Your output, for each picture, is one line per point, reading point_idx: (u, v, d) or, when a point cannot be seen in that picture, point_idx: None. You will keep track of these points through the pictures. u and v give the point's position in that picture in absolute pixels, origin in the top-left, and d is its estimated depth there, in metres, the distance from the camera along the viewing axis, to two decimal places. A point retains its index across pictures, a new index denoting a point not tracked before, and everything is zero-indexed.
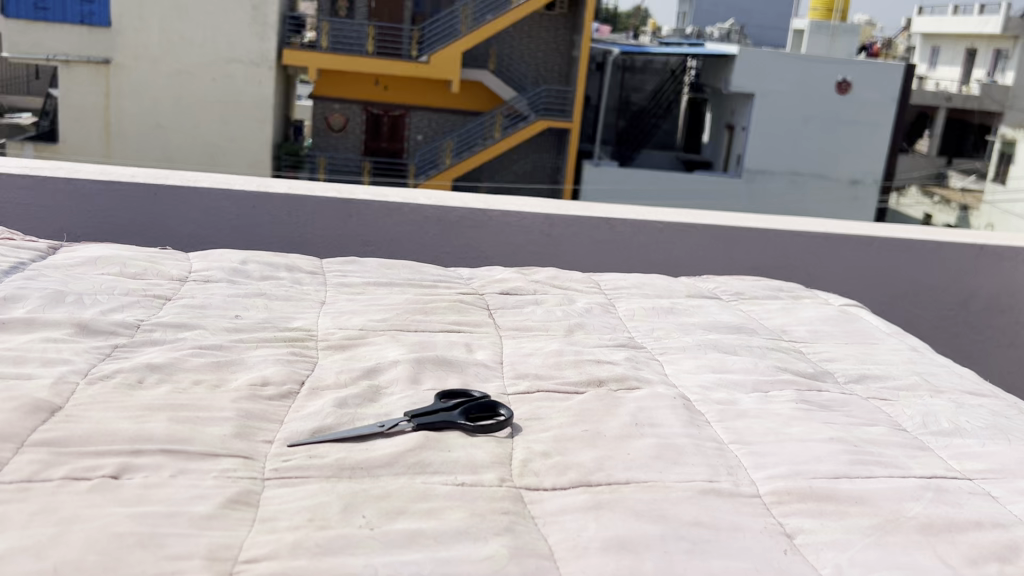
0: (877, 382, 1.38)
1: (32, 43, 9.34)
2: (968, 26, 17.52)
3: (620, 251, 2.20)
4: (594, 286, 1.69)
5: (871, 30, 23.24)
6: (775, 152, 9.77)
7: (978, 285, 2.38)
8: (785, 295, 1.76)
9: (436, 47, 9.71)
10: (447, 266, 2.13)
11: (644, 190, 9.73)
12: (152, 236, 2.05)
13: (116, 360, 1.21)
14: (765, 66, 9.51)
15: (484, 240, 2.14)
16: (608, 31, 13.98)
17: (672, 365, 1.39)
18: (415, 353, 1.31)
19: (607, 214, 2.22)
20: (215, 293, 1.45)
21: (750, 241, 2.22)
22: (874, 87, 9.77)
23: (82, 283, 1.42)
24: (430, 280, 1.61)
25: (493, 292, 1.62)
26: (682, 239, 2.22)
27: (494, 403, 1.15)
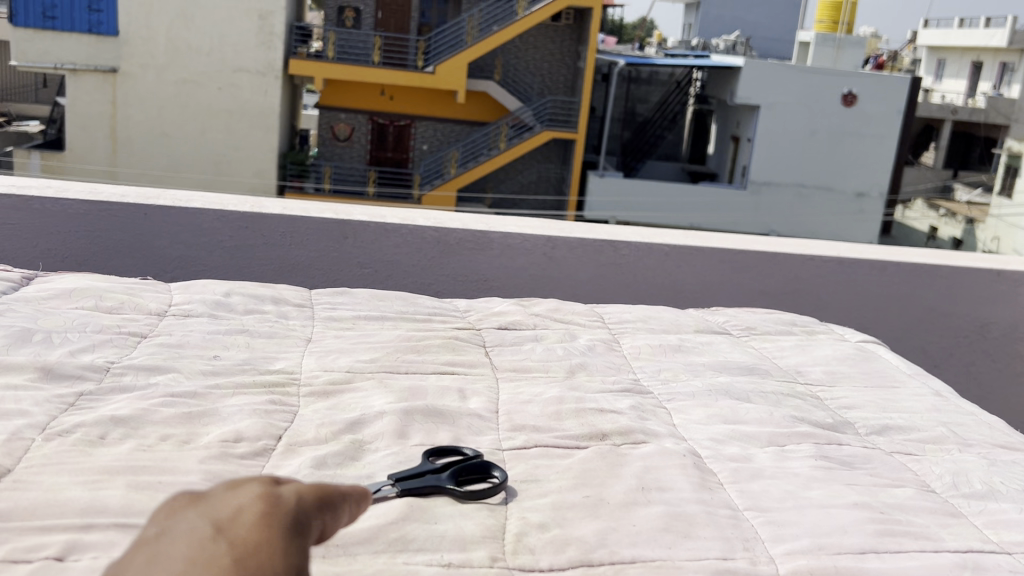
0: (900, 435, 1.29)
1: (40, 52, 9.37)
2: (974, 39, 17.52)
3: (626, 275, 2.12)
4: (597, 320, 1.62)
5: (876, 42, 23.30)
6: (781, 165, 9.75)
7: (996, 314, 2.28)
8: (798, 330, 1.69)
9: (442, 56, 9.71)
10: (446, 296, 2.08)
11: (648, 201, 9.73)
12: (140, 260, 1.96)
13: (80, 411, 1.07)
14: (771, 78, 9.50)
15: (483, 262, 2.07)
16: (613, 43, 13.98)
17: (681, 415, 1.28)
18: (404, 403, 1.19)
19: (613, 236, 2.13)
20: (194, 331, 1.34)
21: (760, 265, 2.15)
22: (880, 99, 9.71)
23: (53, 319, 1.30)
24: (424, 313, 1.52)
25: (490, 327, 1.53)
26: (691, 264, 2.14)
27: (487, 464, 1.04)
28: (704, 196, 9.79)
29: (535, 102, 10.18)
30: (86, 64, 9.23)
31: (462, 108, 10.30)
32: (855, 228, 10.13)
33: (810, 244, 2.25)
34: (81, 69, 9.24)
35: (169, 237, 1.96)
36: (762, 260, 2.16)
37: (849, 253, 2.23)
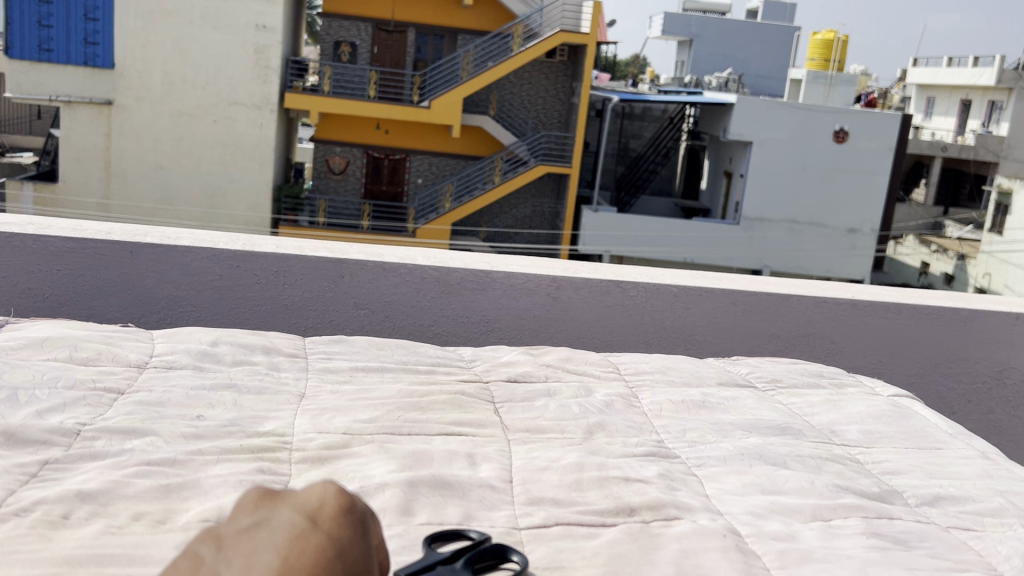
0: (954, 506, 1.21)
1: (35, 84, 9.39)
2: (963, 77, 17.71)
3: (632, 319, 2.05)
4: (613, 372, 1.57)
5: (866, 80, 23.58)
6: (773, 200, 9.80)
7: (1013, 359, 2.19)
8: (828, 384, 1.63)
9: (437, 91, 9.76)
10: (447, 343, 2.02)
11: (641, 236, 9.77)
12: (125, 303, 1.89)
13: (39, 485, 1.01)
14: (762, 114, 9.55)
15: (485, 303, 2.01)
16: (607, 78, 14.10)
17: (713, 484, 1.21)
18: (409, 473, 1.13)
19: (619, 277, 2.07)
20: (176, 387, 1.29)
21: (769, 308, 2.08)
22: (870, 136, 9.67)
23: (22, 372, 1.26)
24: (426, 365, 1.49)
25: (498, 379, 1.49)
26: (699, 303, 2.06)
27: (503, 549, 0.96)
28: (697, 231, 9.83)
29: (530, 137, 10.23)
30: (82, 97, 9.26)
31: (456, 142, 10.30)
32: (849, 264, 10.10)
33: (837, 290, 2.15)
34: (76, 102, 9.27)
35: (156, 277, 1.89)
36: (774, 301, 2.09)
37: (877, 297, 2.14)
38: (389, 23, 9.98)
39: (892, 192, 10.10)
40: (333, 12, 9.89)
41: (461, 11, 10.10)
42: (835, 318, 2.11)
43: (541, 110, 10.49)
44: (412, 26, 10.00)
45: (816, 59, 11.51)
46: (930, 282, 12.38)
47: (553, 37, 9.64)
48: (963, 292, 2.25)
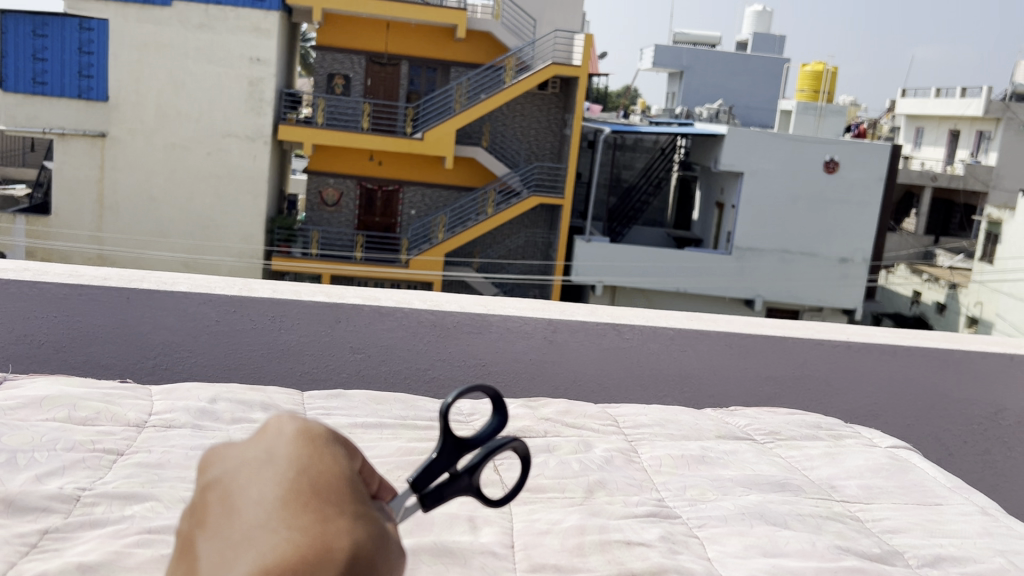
0: (954, 566, 1.21)
1: (28, 116, 9.42)
2: (952, 107, 17.94)
3: (626, 362, 2.03)
4: (612, 426, 1.57)
5: (855, 110, 23.86)
6: (766, 230, 9.81)
7: (1009, 401, 2.17)
8: (825, 436, 1.63)
9: (430, 123, 9.78)
10: (444, 390, 2.00)
11: (633, 267, 9.84)
12: (123, 349, 1.87)
13: (38, 557, 0.99)
14: (753, 145, 9.67)
15: (481, 346, 1.98)
16: (599, 109, 14.23)
17: (714, 545, 1.20)
18: (415, 541, 1.13)
19: (616, 318, 2.05)
20: (174, 448, 1.29)
21: (764, 349, 2.06)
22: (861, 166, 9.76)
23: (18, 434, 1.24)
24: (423, 421, 1.48)
25: (502, 437, 1.48)
26: (694, 346, 2.04)
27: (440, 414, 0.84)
28: (689, 260, 9.88)
29: (523, 168, 10.25)
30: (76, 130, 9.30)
31: (449, 174, 10.32)
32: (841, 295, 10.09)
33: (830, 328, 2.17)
34: (70, 134, 9.30)
35: (154, 322, 1.87)
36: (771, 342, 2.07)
37: (873, 338, 2.11)
38: (382, 56, 10.06)
39: (884, 222, 10.14)
40: (327, 45, 9.98)
41: (455, 44, 10.16)
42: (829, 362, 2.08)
43: (534, 141, 10.55)
44: (405, 59, 10.06)
45: (806, 90, 11.63)
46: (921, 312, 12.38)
47: (545, 70, 9.71)
48: (960, 333, 2.24)
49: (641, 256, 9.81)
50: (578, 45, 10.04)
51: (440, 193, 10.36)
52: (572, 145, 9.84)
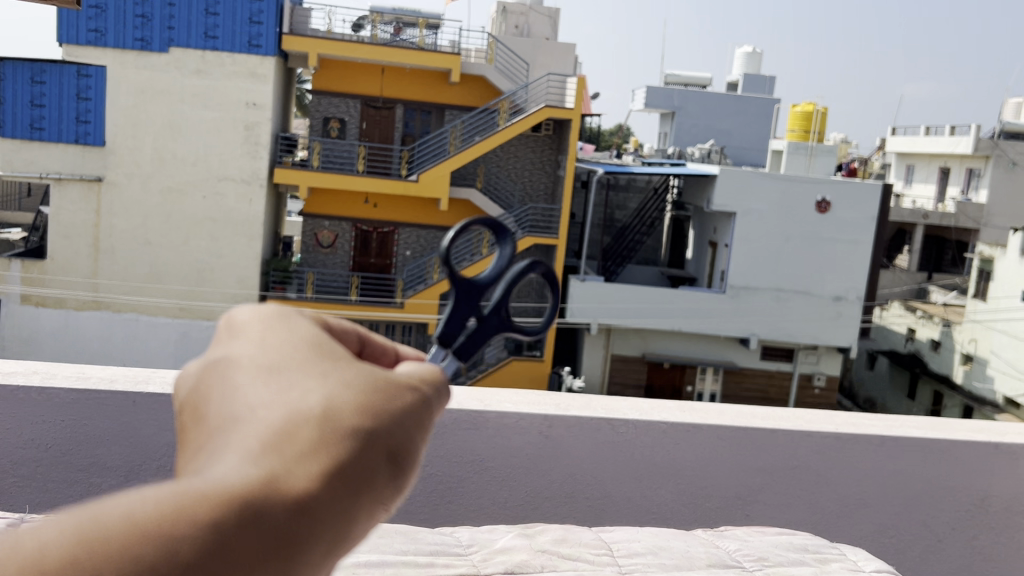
0: None
1: (25, 162, 9.50)
2: (940, 146, 18.18)
3: (623, 459, 1.61)
4: (604, 557, 1.33)
5: (846, 149, 24.25)
6: (760, 269, 9.85)
7: None
8: (811, 559, 1.40)
9: (425, 165, 9.86)
10: (440, 516, 1.56)
11: (628, 307, 9.82)
12: (130, 464, 1.48)
13: None
14: (747, 185, 9.73)
15: (479, 443, 1.56)
16: (592, 150, 14.31)
17: None
18: None
19: (614, 410, 1.64)
20: None
21: (785, 443, 1.65)
22: (855, 205, 9.85)
23: None
24: (425, 557, 1.25)
25: (496, 572, 1.25)
26: (689, 439, 1.63)
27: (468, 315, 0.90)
28: (685, 303, 9.89)
29: (517, 208, 10.36)
30: (72, 174, 9.37)
31: (444, 215, 10.38)
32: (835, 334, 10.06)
33: (865, 418, 1.77)
34: (66, 179, 9.38)
35: (160, 426, 1.48)
36: (781, 435, 1.65)
37: (908, 433, 1.70)
38: (377, 100, 10.16)
39: (876, 261, 10.21)
40: (322, 89, 10.10)
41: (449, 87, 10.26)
42: (859, 466, 1.67)
43: (527, 183, 10.65)
44: (400, 102, 10.17)
45: (796, 130, 11.74)
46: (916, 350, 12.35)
47: (538, 111, 9.80)
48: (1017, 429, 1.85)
49: (636, 297, 9.78)
50: (570, 87, 10.05)
51: (435, 234, 10.42)
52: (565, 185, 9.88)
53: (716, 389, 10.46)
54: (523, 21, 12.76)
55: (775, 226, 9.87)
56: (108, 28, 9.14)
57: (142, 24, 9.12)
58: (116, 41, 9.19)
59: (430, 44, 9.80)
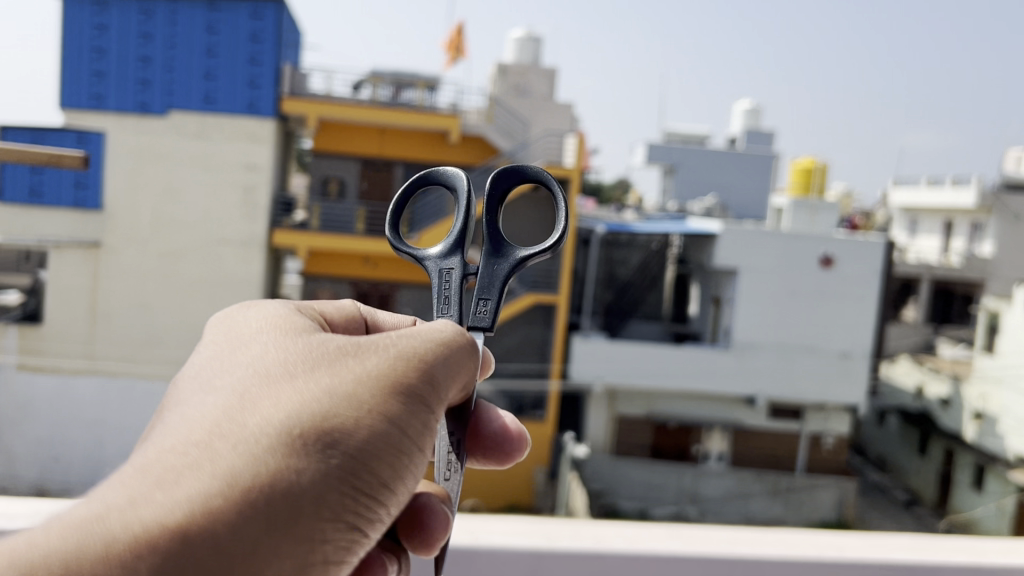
0: None
1: (25, 228, 9.09)
2: (944, 198, 18.00)
3: None
4: None
5: (848, 201, 24.09)
6: (765, 326, 9.53)
7: None
8: None
9: (425, 224, 9.69)
10: None
11: (631, 369, 9.56)
12: None
13: None
14: (749, 242, 9.46)
15: None
16: (592, 206, 14.18)
17: None
18: None
19: (601, 541, 1.37)
20: None
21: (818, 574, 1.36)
22: (856, 261, 9.60)
23: None
24: None
25: None
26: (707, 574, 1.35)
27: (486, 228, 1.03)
28: (687, 360, 9.53)
29: None
30: (72, 239, 9.04)
31: None
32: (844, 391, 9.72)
33: (860, 536, 1.49)
34: (66, 245, 9.00)
35: None
36: (770, 565, 1.35)
37: (934, 556, 1.39)
38: (376, 160, 10.05)
39: (884, 315, 9.81)
40: (323, 149, 9.99)
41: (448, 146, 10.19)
42: None
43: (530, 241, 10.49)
44: (400, 161, 10.05)
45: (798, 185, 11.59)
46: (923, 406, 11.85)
47: None
48: None
49: (641, 356, 9.50)
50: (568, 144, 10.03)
51: None
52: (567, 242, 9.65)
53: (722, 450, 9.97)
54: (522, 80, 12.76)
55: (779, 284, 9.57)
56: (110, 90, 9.04)
57: (143, 88, 9.01)
58: (117, 103, 9.03)
59: (428, 103, 9.67)
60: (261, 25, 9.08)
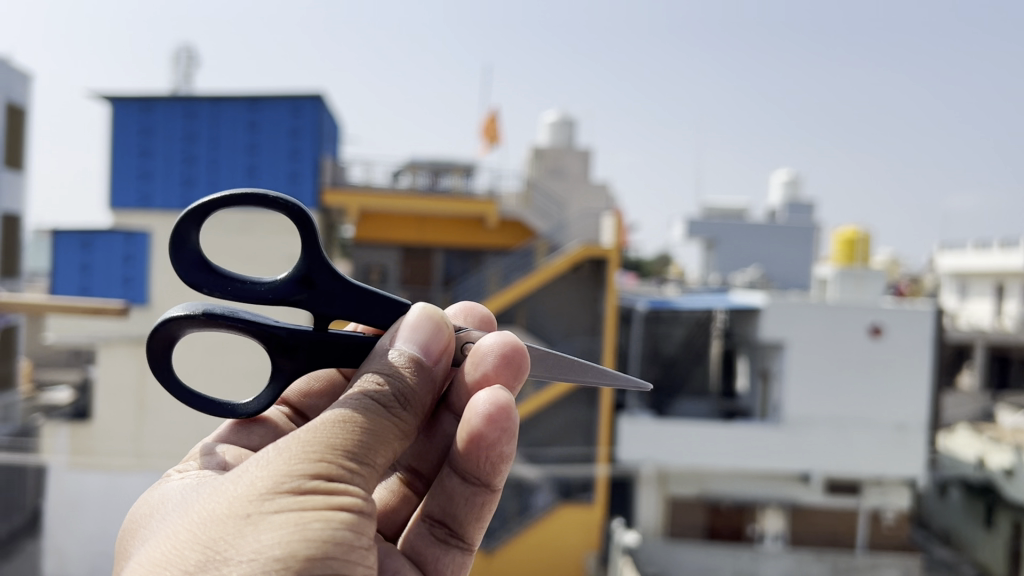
0: None
1: (75, 325, 7.91)
2: (995, 262, 17.17)
3: None
4: None
5: (896, 268, 23.29)
6: (822, 399, 7.65)
7: None
8: None
9: (466, 307, 8.52)
10: None
11: (681, 456, 7.74)
12: None
13: None
14: (796, 313, 7.65)
15: None
16: (633, 280, 13.83)
17: None
18: None
19: None
20: None
21: None
22: (907, 333, 7.68)
23: None
24: None
25: None
26: None
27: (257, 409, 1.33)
28: (738, 438, 7.72)
29: (559, 347, 8.87)
30: (120, 336, 7.73)
31: None
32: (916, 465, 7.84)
33: None
34: (114, 342, 7.73)
35: None
36: None
37: None
38: (417, 247, 9.64)
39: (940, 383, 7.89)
40: (362, 239, 9.45)
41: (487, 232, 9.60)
42: None
43: (568, 322, 9.11)
44: (439, 249, 9.66)
45: (840, 252, 10.26)
46: (985, 477, 10.27)
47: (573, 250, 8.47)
48: None
49: (691, 442, 7.69)
50: (605, 224, 8.97)
51: None
52: (607, 323, 8.13)
53: (783, 530, 8.22)
54: (558, 162, 12.72)
55: (830, 358, 7.68)
56: (156, 191, 7.88)
57: (187, 188, 7.81)
58: (164, 202, 7.85)
59: (465, 189, 8.96)
60: (303, 120, 7.87)
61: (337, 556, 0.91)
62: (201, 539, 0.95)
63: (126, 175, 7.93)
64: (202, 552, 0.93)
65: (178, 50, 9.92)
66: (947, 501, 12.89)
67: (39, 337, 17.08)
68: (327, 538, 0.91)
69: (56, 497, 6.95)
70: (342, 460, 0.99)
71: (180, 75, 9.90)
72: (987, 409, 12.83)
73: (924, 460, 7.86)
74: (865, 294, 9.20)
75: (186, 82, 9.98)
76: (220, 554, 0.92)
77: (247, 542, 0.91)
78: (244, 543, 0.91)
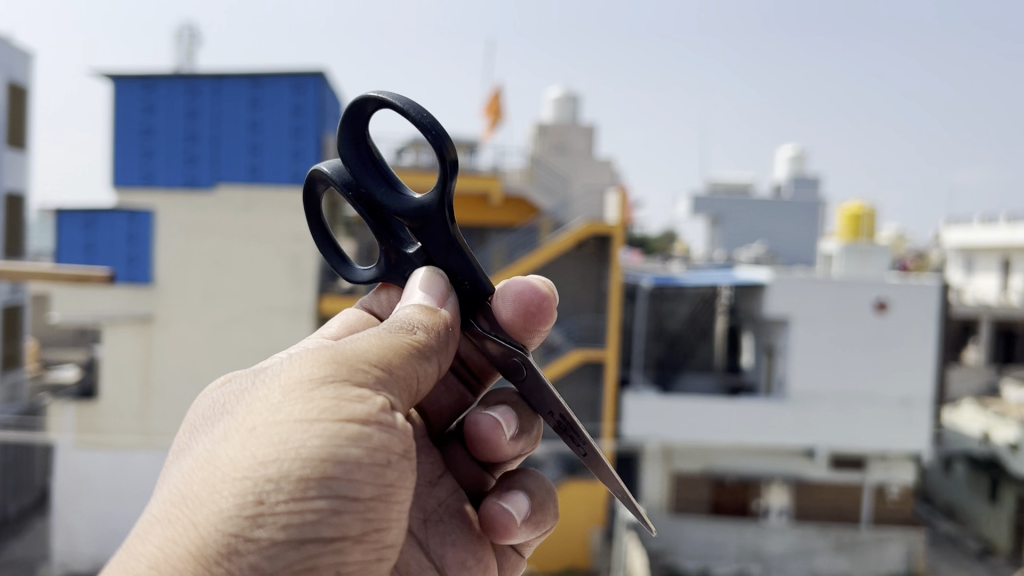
0: None
1: (80, 302, 7.78)
2: (999, 236, 17.05)
3: None
4: None
5: (902, 243, 23.12)
6: (827, 374, 7.62)
7: None
8: None
9: None
10: None
11: (686, 431, 7.71)
12: None
13: None
14: (802, 289, 7.57)
15: None
16: (638, 256, 13.76)
17: None
18: None
19: None
20: None
21: None
22: (912, 309, 7.62)
23: None
24: None
25: None
26: None
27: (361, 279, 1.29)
28: (743, 414, 7.69)
29: (563, 323, 8.83)
30: (124, 316, 7.70)
31: None
32: (921, 439, 7.80)
33: None
34: (119, 321, 7.70)
35: None
36: None
37: None
38: None
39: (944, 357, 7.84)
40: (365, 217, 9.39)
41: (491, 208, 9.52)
42: None
43: (573, 298, 9.08)
44: None
45: (845, 227, 10.18)
46: (991, 452, 10.19)
47: (579, 225, 8.41)
48: None
49: (695, 417, 7.67)
50: (610, 199, 8.89)
51: None
52: (612, 298, 8.08)
53: (788, 505, 8.10)
54: (562, 137, 12.64)
55: (835, 333, 7.62)
56: (159, 168, 7.79)
57: (190, 167, 7.77)
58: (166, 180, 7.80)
59: (469, 166, 8.85)
60: (306, 97, 7.67)
61: (342, 478, 0.84)
62: (209, 462, 0.89)
63: (130, 152, 7.88)
64: (207, 474, 0.88)
65: (179, 28, 9.84)
66: (952, 476, 12.88)
67: (44, 316, 17.24)
68: (329, 449, 0.84)
69: (63, 475, 6.92)
70: (356, 382, 0.91)
71: (182, 53, 9.84)
72: (991, 382, 12.79)
73: (930, 435, 7.81)
74: (870, 269, 9.11)
75: (189, 60, 9.92)
76: (221, 470, 0.86)
77: (247, 456, 0.85)
78: (243, 457, 0.85)
